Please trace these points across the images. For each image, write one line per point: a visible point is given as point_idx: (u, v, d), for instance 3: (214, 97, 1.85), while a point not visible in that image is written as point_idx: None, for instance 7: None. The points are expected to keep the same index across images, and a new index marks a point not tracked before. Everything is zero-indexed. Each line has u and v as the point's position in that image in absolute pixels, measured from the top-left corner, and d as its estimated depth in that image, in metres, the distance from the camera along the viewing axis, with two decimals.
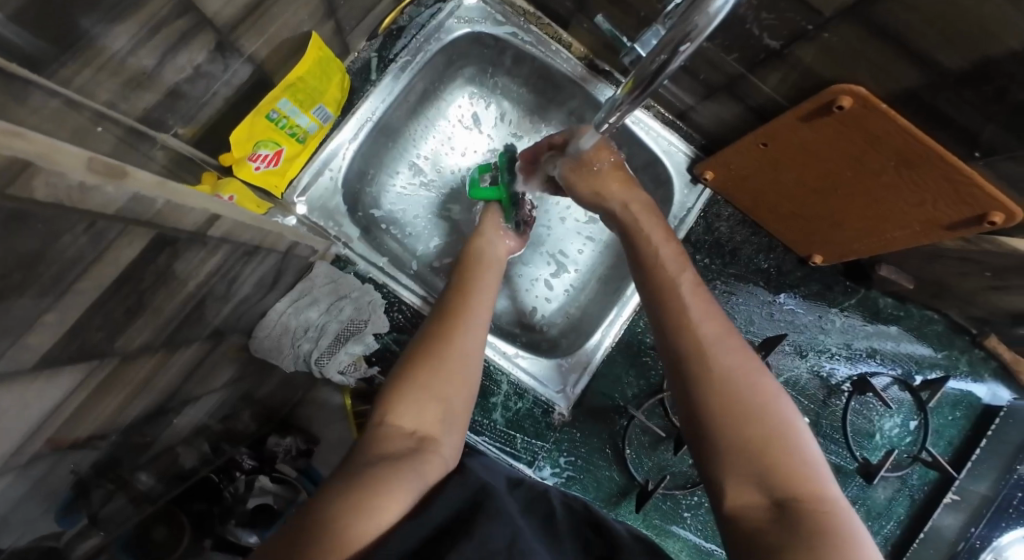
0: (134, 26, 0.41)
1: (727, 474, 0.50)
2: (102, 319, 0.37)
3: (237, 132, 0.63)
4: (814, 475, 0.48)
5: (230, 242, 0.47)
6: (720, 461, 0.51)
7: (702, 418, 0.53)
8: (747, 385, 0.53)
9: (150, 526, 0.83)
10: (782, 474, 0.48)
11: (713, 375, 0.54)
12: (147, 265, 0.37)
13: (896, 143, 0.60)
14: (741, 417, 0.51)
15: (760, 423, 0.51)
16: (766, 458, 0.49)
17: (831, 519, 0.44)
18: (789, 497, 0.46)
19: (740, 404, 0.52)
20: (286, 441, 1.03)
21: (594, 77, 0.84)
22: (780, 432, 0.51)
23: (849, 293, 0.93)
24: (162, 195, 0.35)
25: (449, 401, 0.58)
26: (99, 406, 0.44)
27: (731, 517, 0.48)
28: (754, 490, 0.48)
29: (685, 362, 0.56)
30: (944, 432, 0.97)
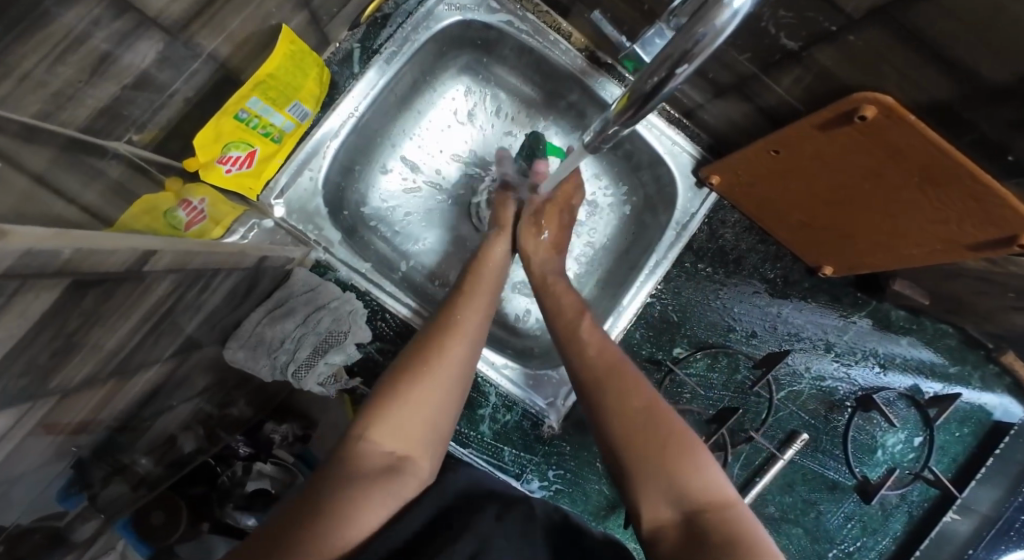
0: (63, 33, 0.37)
1: (638, 492, 0.52)
2: (25, 366, 0.33)
3: (202, 135, 0.58)
4: (714, 480, 0.51)
5: (175, 270, 0.43)
6: (630, 481, 0.52)
7: (607, 443, 0.55)
8: (644, 404, 0.56)
9: (148, 511, 0.79)
10: (683, 485, 0.50)
11: (611, 404, 0.57)
12: (70, 308, 0.34)
13: (920, 158, 0.54)
14: (641, 438, 0.53)
15: (655, 436, 0.53)
16: (668, 470, 0.51)
17: (733, 523, 0.47)
18: (696, 507, 0.49)
19: (636, 423, 0.54)
20: (283, 427, 0.99)
21: (595, 71, 0.79)
22: (677, 440, 0.53)
23: (858, 305, 0.88)
24: (68, 243, 0.30)
25: (437, 419, 0.56)
26: (44, 444, 0.41)
27: (651, 538, 0.50)
28: (664, 505, 0.51)
29: (587, 395, 0.59)
30: (948, 449, 0.92)
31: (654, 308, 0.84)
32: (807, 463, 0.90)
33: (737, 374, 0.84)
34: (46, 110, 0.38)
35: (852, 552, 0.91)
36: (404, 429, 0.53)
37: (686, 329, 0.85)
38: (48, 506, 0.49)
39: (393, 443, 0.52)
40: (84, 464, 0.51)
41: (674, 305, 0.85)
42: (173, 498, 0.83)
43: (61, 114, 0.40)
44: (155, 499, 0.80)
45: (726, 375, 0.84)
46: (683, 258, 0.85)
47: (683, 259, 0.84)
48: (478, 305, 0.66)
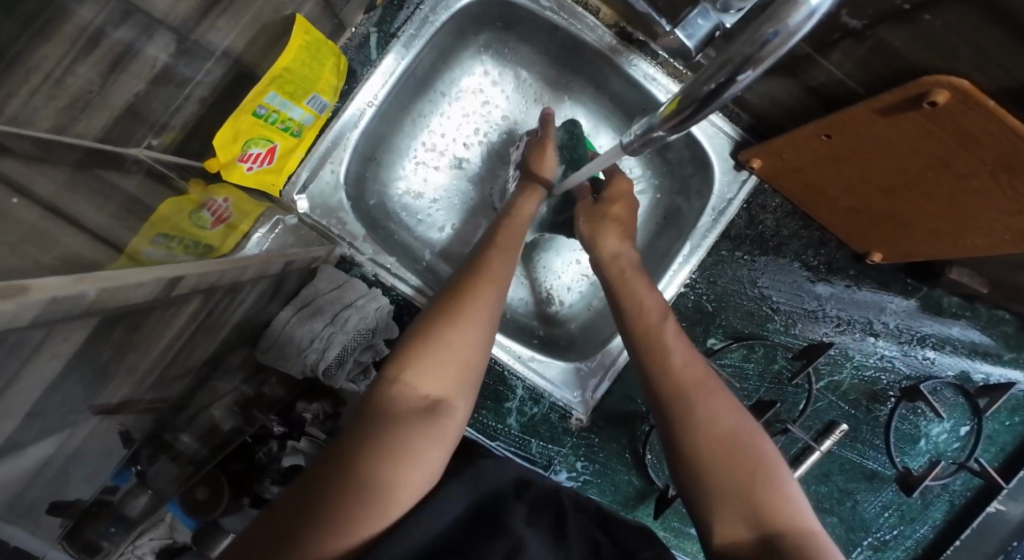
0: (69, 49, 0.35)
1: (716, 508, 0.47)
2: (62, 399, 0.33)
3: (220, 135, 0.56)
4: (798, 507, 0.47)
5: (203, 287, 0.42)
6: (710, 495, 0.48)
7: (688, 454, 0.50)
8: (728, 428, 0.51)
9: (192, 487, 0.79)
10: (766, 511, 0.46)
11: (696, 416, 0.52)
12: (101, 341, 0.33)
13: (1001, 146, 0.49)
14: (732, 457, 0.49)
15: (744, 456, 0.49)
16: (755, 492, 0.47)
17: (826, 558, 0.42)
18: (777, 534, 0.45)
19: (725, 441, 0.50)
20: (313, 405, 0.90)
21: (626, 48, 0.74)
22: (762, 468, 0.48)
23: (908, 291, 0.83)
24: (92, 285, 0.28)
25: (461, 372, 0.52)
26: (85, 460, 0.42)
27: (721, 555, 0.46)
28: (741, 526, 0.46)
29: (663, 404, 0.54)
30: (997, 438, 0.88)
31: (687, 298, 0.81)
32: (845, 453, 0.87)
33: (774, 364, 0.81)
34: (61, 126, 0.36)
35: (887, 540, 0.90)
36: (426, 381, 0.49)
37: (720, 319, 0.81)
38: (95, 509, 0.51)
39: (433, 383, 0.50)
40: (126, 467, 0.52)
41: (708, 294, 0.81)
42: (219, 476, 0.82)
43: (78, 128, 0.38)
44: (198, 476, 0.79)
45: (763, 366, 0.81)
46: (720, 245, 0.81)
47: (720, 247, 0.81)
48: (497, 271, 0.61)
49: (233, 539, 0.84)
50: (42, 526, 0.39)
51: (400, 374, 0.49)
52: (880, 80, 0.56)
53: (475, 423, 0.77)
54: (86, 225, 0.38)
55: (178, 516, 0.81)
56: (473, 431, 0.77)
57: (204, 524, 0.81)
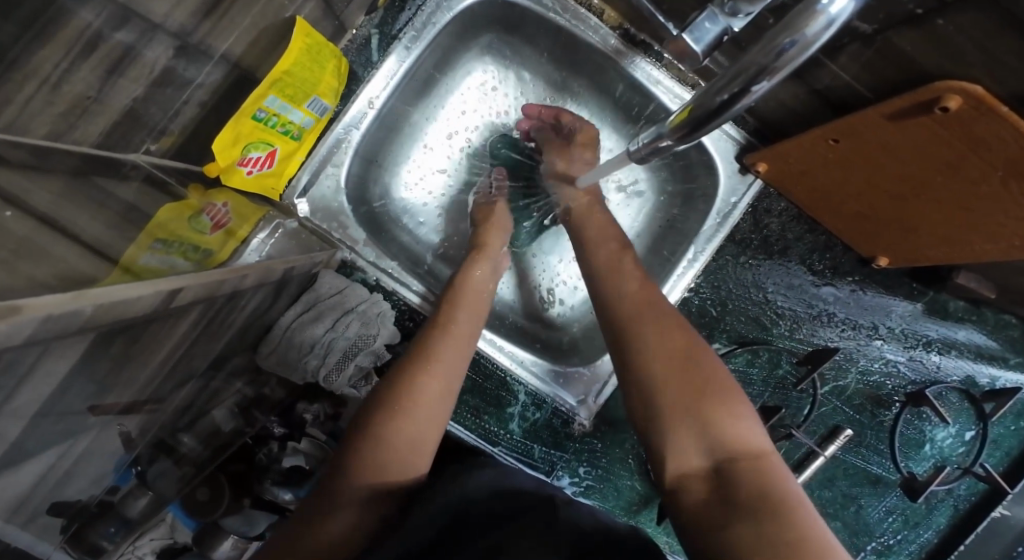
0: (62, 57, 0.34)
1: (669, 438, 0.49)
2: (59, 416, 0.33)
3: (219, 141, 0.55)
4: (750, 430, 0.48)
5: (205, 296, 0.42)
6: (662, 424, 0.49)
7: (642, 389, 0.52)
8: (687, 361, 0.52)
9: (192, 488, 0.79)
10: (720, 437, 0.47)
11: (649, 352, 0.53)
12: (98, 357, 0.32)
13: (1011, 153, 0.48)
14: (683, 383, 0.50)
15: (695, 380, 0.50)
16: (705, 417, 0.48)
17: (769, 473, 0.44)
18: (727, 459, 0.46)
19: (677, 367, 0.51)
20: (314, 406, 0.88)
21: (631, 51, 0.73)
22: (718, 394, 0.49)
23: (914, 296, 0.82)
24: (88, 301, 0.27)
25: (438, 407, 0.54)
26: (84, 472, 0.41)
27: (677, 485, 0.47)
28: (695, 455, 0.47)
29: (624, 341, 0.56)
30: (1001, 443, 0.88)
31: (691, 303, 0.81)
32: (849, 458, 0.86)
33: (779, 369, 0.80)
34: (58, 134, 0.36)
35: (891, 545, 0.89)
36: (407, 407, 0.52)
37: (725, 323, 0.81)
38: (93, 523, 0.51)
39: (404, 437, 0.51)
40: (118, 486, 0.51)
41: (712, 299, 0.81)
42: (218, 477, 0.82)
43: (74, 136, 0.37)
44: (198, 476, 0.80)
45: (767, 371, 0.80)
46: (724, 249, 0.80)
47: (724, 251, 0.80)
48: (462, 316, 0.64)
49: (235, 539, 0.83)
50: (41, 542, 0.39)
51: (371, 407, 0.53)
52: (889, 84, 0.55)
53: (477, 428, 0.76)
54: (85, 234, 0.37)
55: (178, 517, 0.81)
56: (475, 436, 0.76)
57: (206, 525, 0.81)
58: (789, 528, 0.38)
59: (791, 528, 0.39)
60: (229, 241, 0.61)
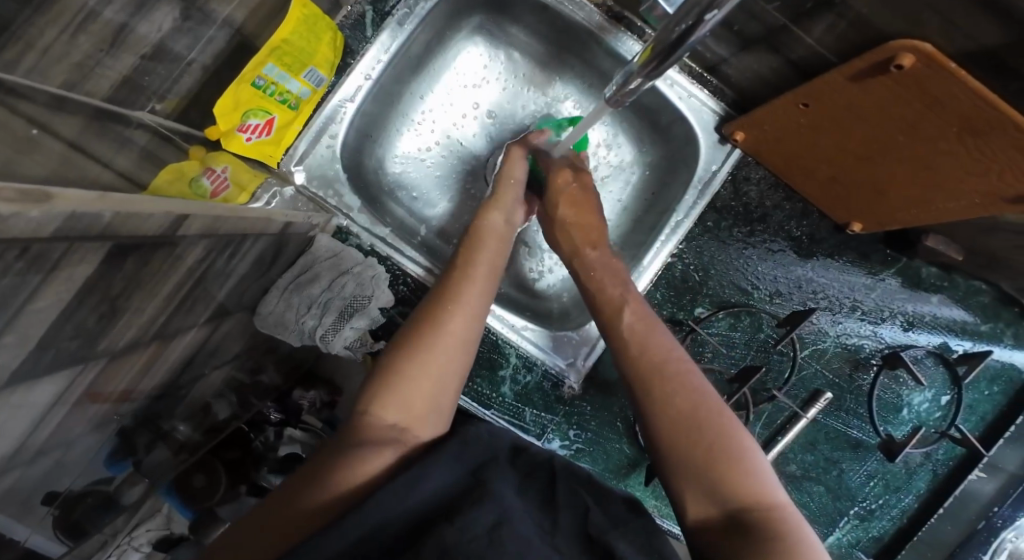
0: (74, 11, 0.37)
1: (682, 491, 0.47)
2: (74, 330, 0.35)
3: (221, 103, 0.59)
4: (764, 482, 0.46)
5: (210, 235, 0.45)
6: (678, 475, 0.48)
7: (658, 446, 0.49)
8: (699, 407, 0.49)
9: (187, 473, 0.81)
10: (735, 490, 0.45)
11: (663, 398, 0.51)
12: (111, 274, 0.35)
13: (963, 108, 0.52)
14: (696, 437, 0.48)
15: (706, 439, 0.48)
16: (721, 476, 0.46)
17: (787, 534, 0.42)
18: (745, 511, 0.44)
19: (688, 425, 0.49)
20: (311, 394, 0.93)
21: (615, 26, 0.77)
22: (732, 449, 0.47)
23: (888, 262, 0.86)
24: (108, 207, 0.31)
25: (440, 383, 0.53)
26: (95, 402, 0.44)
27: (694, 530, 0.47)
28: (710, 505, 0.46)
29: (637, 384, 0.53)
30: (977, 407, 0.91)
31: (674, 268, 0.84)
32: (830, 422, 0.89)
33: (760, 333, 0.83)
34: (74, 79, 0.38)
35: (873, 509, 0.92)
36: (412, 368, 0.52)
37: (707, 288, 0.84)
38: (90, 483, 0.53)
39: (398, 409, 0.51)
40: (123, 436, 0.54)
41: (695, 265, 0.84)
42: (213, 462, 0.85)
43: (87, 87, 0.40)
44: (194, 463, 0.82)
45: (749, 335, 0.83)
46: (705, 218, 0.83)
47: (705, 219, 0.83)
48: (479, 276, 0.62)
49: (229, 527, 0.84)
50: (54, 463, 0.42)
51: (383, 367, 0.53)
52: (852, 48, 0.59)
53: (469, 391, 0.79)
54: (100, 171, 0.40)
55: (174, 506, 0.81)
56: (467, 398, 0.79)
57: (201, 514, 0.82)
58: None
59: None
60: (241, 193, 0.64)
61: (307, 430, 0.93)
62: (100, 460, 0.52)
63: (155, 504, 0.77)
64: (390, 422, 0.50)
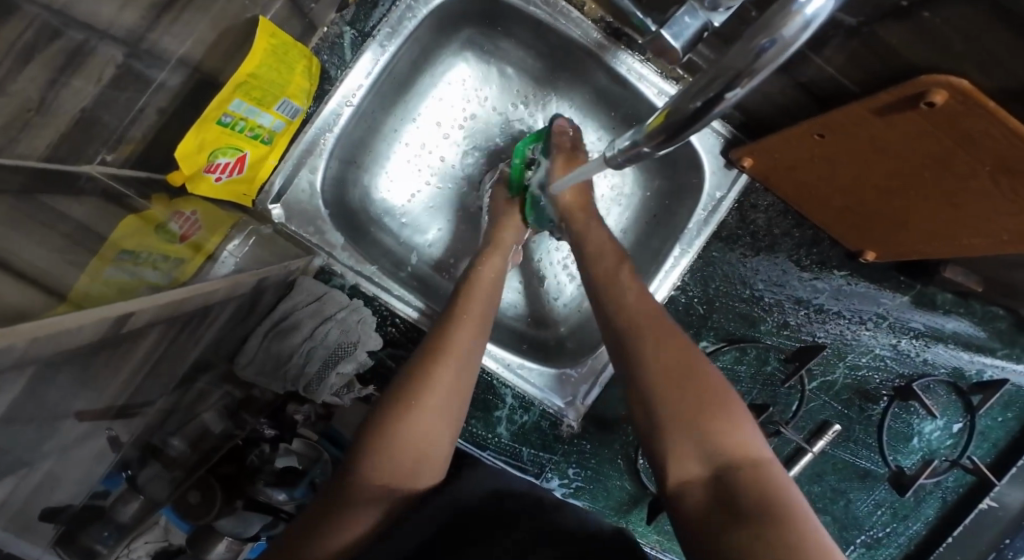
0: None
1: (668, 443, 0.47)
2: (4, 451, 0.31)
3: (184, 146, 0.53)
4: (746, 439, 0.46)
5: (167, 316, 0.40)
6: (661, 424, 0.48)
7: (641, 388, 0.51)
8: (680, 358, 0.51)
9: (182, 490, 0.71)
10: (716, 438, 0.46)
11: (647, 350, 0.52)
12: (42, 388, 0.30)
13: (999, 148, 0.47)
14: (680, 383, 0.49)
15: (693, 387, 0.49)
16: (704, 424, 0.46)
17: (769, 485, 0.41)
18: (728, 464, 0.44)
19: (674, 375, 0.50)
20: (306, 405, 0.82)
21: (613, 44, 0.72)
22: (712, 393, 0.48)
23: (903, 289, 0.81)
24: (23, 336, 0.25)
25: (442, 425, 0.51)
26: (51, 500, 0.40)
27: (676, 494, 0.45)
28: (696, 463, 0.45)
29: (622, 339, 0.55)
30: (989, 434, 0.88)
31: (678, 301, 0.79)
32: (838, 453, 0.86)
33: (767, 366, 0.80)
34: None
35: (881, 537, 0.90)
36: (418, 408, 0.50)
37: (712, 321, 0.79)
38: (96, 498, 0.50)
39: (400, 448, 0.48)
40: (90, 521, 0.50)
41: (700, 297, 0.79)
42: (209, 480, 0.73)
43: (18, 150, 0.35)
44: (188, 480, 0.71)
45: (755, 367, 0.80)
46: (710, 247, 0.78)
47: (710, 248, 0.78)
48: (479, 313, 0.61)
49: (228, 541, 0.75)
50: None
51: (392, 402, 0.51)
52: (874, 78, 0.54)
53: (464, 434, 0.76)
54: (39, 246, 0.36)
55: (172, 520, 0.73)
56: (462, 442, 0.75)
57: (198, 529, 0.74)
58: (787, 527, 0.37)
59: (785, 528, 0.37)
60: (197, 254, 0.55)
61: (308, 443, 0.81)
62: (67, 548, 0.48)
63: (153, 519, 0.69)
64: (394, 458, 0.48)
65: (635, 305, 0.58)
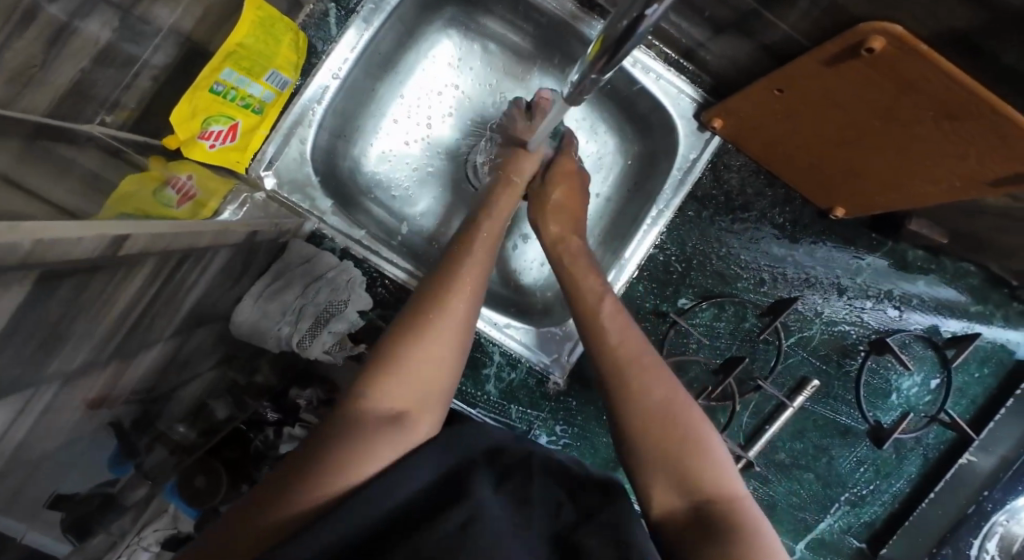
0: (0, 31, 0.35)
1: (649, 476, 0.46)
2: (15, 358, 0.34)
3: (178, 112, 0.57)
4: (724, 469, 0.45)
5: (160, 252, 0.43)
6: (643, 470, 0.46)
7: (624, 435, 0.48)
8: (662, 399, 0.48)
9: (187, 475, 0.77)
10: (698, 480, 0.44)
11: (628, 390, 0.49)
12: (47, 300, 0.34)
13: (937, 91, 0.50)
14: (664, 429, 0.47)
15: (675, 428, 0.47)
16: (689, 464, 0.45)
17: (747, 527, 0.41)
18: (708, 502, 0.43)
19: (658, 416, 0.47)
20: (306, 391, 0.86)
21: (587, 15, 0.75)
22: (695, 437, 0.46)
23: (874, 246, 0.84)
24: (27, 235, 0.28)
25: (441, 370, 0.52)
26: (59, 425, 0.43)
27: (658, 522, 0.45)
28: (675, 495, 0.45)
29: (600, 374, 0.52)
30: (967, 390, 0.89)
31: (657, 259, 0.82)
32: (818, 409, 0.88)
33: (745, 322, 0.83)
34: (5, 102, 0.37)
35: (864, 495, 0.90)
36: (416, 359, 0.51)
37: (691, 279, 0.82)
38: (97, 486, 0.58)
39: (397, 395, 0.49)
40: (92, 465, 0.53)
41: (678, 255, 0.82)
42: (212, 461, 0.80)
43: (23, 103, 0.39)
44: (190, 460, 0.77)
45: (734, 324, 0.82)
46: (686, 207, 0.82)
47: (686, 208, 0.82)
48: (476, 261, 0.62)
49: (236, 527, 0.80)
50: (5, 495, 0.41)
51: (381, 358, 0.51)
52: (826, 32, 0.57)
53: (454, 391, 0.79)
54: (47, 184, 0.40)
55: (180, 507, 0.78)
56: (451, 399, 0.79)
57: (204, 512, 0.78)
58: None
59: None
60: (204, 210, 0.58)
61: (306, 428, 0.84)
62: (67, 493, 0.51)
63: (160, 505, 0.78)
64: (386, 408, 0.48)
65: (612, 338, 0.54)
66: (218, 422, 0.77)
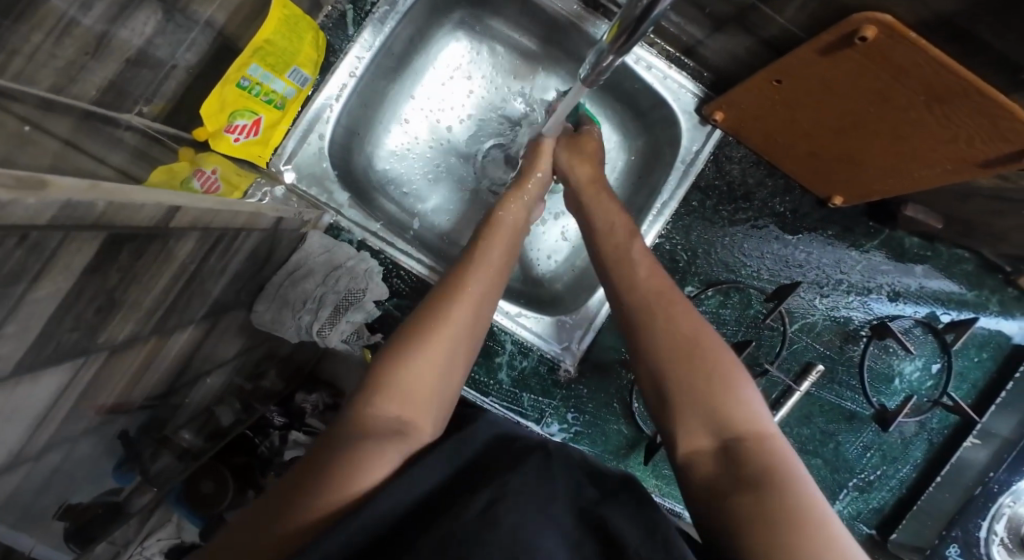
0: (57, 16, 0.37)
1: (678, 417, 0.47)
2: (75, 321, 0.36)
3: (208, 105, 0.60)
4: (754, 409, 0.46)
5: (200, 227, 0.46)
6: (671, 407, 0.48)
7: (654, 375, 0.50)
8: (689, 336, 0.50)
9: (194, 480, 0.79)
10: (724, 413, 0.45)
11: (658, 329, 0.52)
12: (108, 264, 0.36)
13: (926, 76, 0.54)
14: (692, 368, 0.48)
15: (707, 380, 0.47)
16: (714, 400, 0.46)
17: (773, 457, 0.41)
18: (734, 437, 0.44)
19: (689, 369, 0.48)
20: (313, 396, 0.92)
21: (592, 15, 0.78)
22: (722, 371, 0.48)
23: (872, 234, 0.87)
24: (101, 195, 0.32)
25: (448, 365, 0.50)
26: (99, 400, 0.45)
27: (685, 464, 0.45)
28: (703, 434, 0.45)
29: (631, 320, 0.54)
30: (967, 374, 0.92)
31: (663, 248, 0.85)
32: (824, 395, 0.90)
33: (750, 309, 0.85)
34: (60, 87, 0.39)
35: (871, 480, 0.92)
36: (421, 360, 0.49)
37: (696, 267, 0.85)
38: (99, 493, 0.54)
39: (399, 402, 0.47)
40: (126, 447, 0.54)
41: (683, 245, 0.85)
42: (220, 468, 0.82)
43: (74, 90, 0.41)
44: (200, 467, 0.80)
45: (739, 311, 0.85)
46: (690, 197, 0.85)
47: (690, 198, 0.84)
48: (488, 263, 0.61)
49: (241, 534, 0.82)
50: (48, 467, 0.42)
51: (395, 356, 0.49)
52: (821, 23, 0.60)
53: (468, 380, 0.81)
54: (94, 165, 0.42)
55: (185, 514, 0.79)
56: (466, 387, 0.80)
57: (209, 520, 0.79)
58: (779, 498, 0.37)
59: (785, 501, 0.37)
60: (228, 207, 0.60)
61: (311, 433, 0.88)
62: (100, 473, 0.52)
63: (165, 515, 0.79)
64: (392, 417, 0.46)
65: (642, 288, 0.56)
66: (224, 426, 0.76)
